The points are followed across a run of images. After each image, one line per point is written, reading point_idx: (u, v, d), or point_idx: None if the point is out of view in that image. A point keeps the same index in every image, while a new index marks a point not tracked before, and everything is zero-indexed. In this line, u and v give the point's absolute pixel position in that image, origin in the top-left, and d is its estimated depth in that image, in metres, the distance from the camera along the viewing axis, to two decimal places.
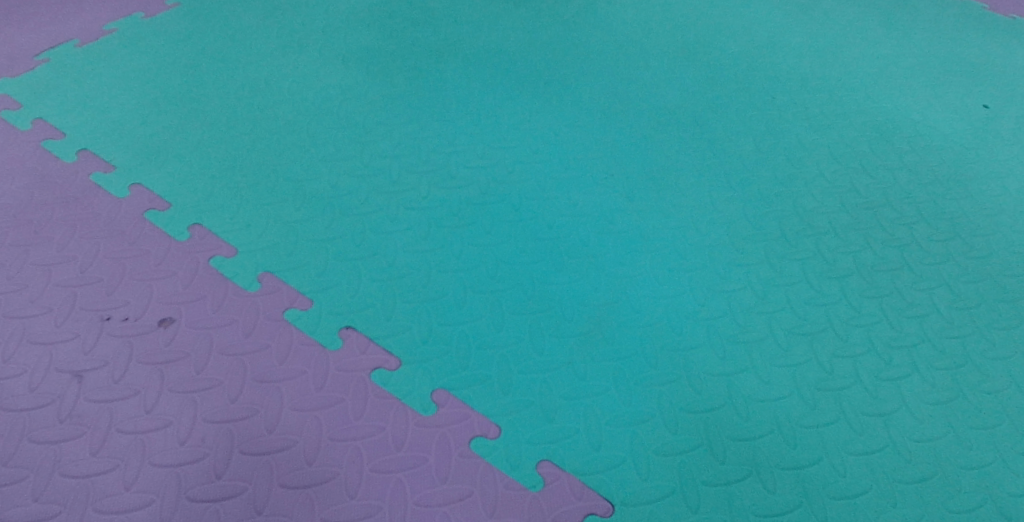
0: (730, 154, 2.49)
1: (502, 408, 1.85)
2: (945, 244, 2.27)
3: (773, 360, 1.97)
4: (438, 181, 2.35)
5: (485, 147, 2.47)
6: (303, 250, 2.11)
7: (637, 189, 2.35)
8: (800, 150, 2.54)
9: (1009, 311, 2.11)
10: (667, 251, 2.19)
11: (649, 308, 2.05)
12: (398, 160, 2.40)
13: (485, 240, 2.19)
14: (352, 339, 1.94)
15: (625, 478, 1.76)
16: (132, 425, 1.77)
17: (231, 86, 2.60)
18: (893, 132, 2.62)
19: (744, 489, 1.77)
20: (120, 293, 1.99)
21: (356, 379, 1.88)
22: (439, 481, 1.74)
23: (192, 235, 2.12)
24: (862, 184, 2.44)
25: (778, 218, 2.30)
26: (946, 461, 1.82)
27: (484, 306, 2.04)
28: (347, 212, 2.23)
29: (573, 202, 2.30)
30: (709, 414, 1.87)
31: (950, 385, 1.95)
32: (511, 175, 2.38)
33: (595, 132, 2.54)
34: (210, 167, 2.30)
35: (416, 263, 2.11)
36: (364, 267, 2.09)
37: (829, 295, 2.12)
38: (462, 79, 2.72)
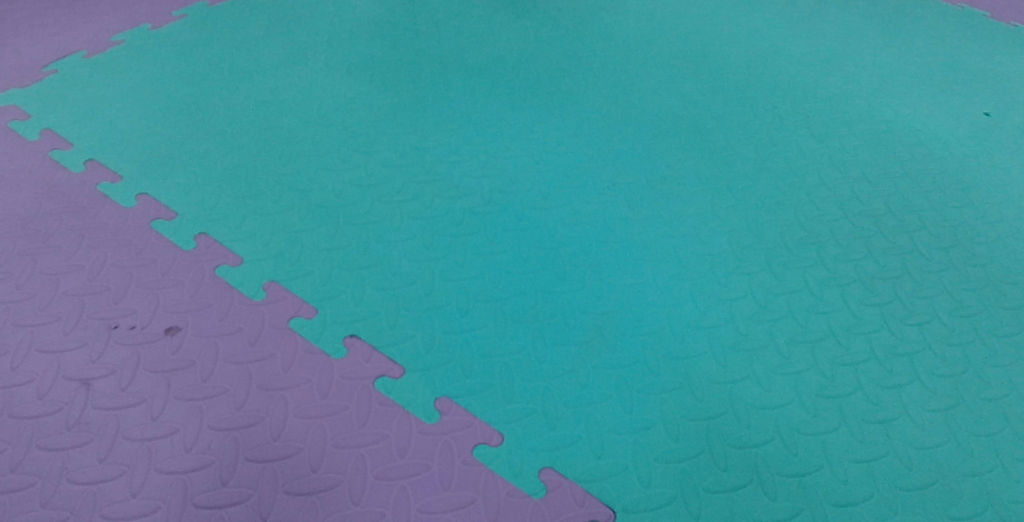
0: (728, 164, 3.32)
1: (579, 454, 2.40)
2: (949, 255, 3.04)
3: (772, 369, 2.64)
4: (514, 253, 2.91)
5: (541, 169, 3.23)
6: (371, 290, 2.73)
7: (677, 251, 2.96)
8: (791, 187, 3.26)
9: (1008, 317, 2.84)
10: (674, 262, 2.92)
11: (674, 330, 2.71)
12: (455, 188, 3.10)
13: (561, 273, 2.84)
14: (423, 430, 2.40)
15: (668, 492, 2.35)
16: (169, 470, 2.28)
17: (285, 113, 3.31)
18: (896, 140, 3.53)
19: (745, 496, 2.37)
20: (177, 340, 2.55)
21: (421, 468, 2.33)
22: (493, 519, 2.26)
23: (269, 293, 2.69)
24: (862, 193, 3.27)
25: (788, 277, 2.91)
26: (945, 467, 2.45)
27: (535, 330, 2.68)
28: (442, 284, 2.78)
29: (634, 233, 3.00)
30: (710, 422, 2.50)
31: (953, 393, 2.61)
32: (552, 203, 3.10)
33: (645, 159, 3.31)
34: (268, 211, 2.91)
35: (504, 324, 2.69)
36: (465, 332, 2.65)
37: (832, 303, 2.84)
38: (524, 102, 3.53)
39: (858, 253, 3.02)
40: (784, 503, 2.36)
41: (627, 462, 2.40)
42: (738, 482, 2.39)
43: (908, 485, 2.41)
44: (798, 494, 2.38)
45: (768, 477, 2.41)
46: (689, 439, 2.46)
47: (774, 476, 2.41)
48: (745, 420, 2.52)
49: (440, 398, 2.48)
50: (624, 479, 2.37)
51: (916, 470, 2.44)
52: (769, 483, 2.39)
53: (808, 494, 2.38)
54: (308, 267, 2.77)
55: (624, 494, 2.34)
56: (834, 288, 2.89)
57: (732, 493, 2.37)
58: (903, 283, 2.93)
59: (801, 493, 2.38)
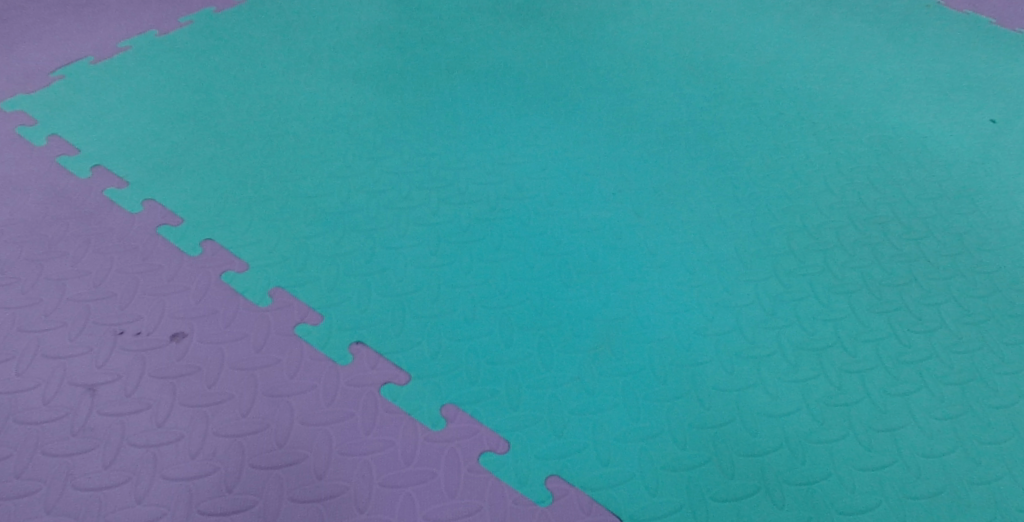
0: (750, 100, 2.39)
1: (497, 348, 1.70)
2: (940, 209, 2.12)
3: (782, 375, 1.74)
4: (440, 93, 2.31)
5: (480, 94, 2.32)
6: (275, 242, 1.83)
7: (648, 93, 2.38)
8: (832, 122, 2.34)
9: (1004, 301, 1.92)
10: (668, 228, 1.99)
11: (661, 322, 1.79)
12: (362, 115, 2.20)
13: (517, 231, 1.94)
14: (282, 297, 1.73)
15: (635, 494, 1.53)
16: (98, 478, 1.46)
17: (206, 30, 2.47)
18: (969, 66, 2.57)
19: (753, 505, 1.55)
20: (133, 306, 1.70)
21: (274, 336, 1.67)
22: (446, 496, 1.49)
23: (204, 251, 1.80)
24: (890, 132, 2.32)
25: (787, 118, 2.34)
26: (984, 503, 1.59)
27: (466, 301, 1.77)
28: (339, 126, 2.16)
29: (614, 186, 2.08)
30: (716, 428, 1.64)
31: (959, 398, 1.74)
32: (494, 136, 2.19)
33: (624, 87, 2.40)
34: (154, 132, 2.08)
35: (416, 165, 2.07)
36: (356, 179, 2.01)
37: (851, 283, 1.93)
38: (462, 20, 2.65)
39: (875, 97, 2.44)
40: (785, 420, 1.67)
41: (568, 355, 1.71)
42: (721, 399, 1.68)
43: (950, 415, 1.71)
44: (807, 419, 1.68)
45: (763, 380, 1.72)
46: (654, 323, 1.79)
47: (770, 375, 1.73)
48: (725, 275, 1.90)
49: None
50: (559, 399, 1.64)
51: (947, 352, 1.81)
52: (765, 386, 1.71)
53: (821, 417, 1.68)
54: (185, 170, 1.98)
55: (561, 408, 1.62)
56: (843, 131, 2.31)
57: (711, 393, 1.69)
58: (928, 126, 2.35)
59: (805, 396, 1.71)
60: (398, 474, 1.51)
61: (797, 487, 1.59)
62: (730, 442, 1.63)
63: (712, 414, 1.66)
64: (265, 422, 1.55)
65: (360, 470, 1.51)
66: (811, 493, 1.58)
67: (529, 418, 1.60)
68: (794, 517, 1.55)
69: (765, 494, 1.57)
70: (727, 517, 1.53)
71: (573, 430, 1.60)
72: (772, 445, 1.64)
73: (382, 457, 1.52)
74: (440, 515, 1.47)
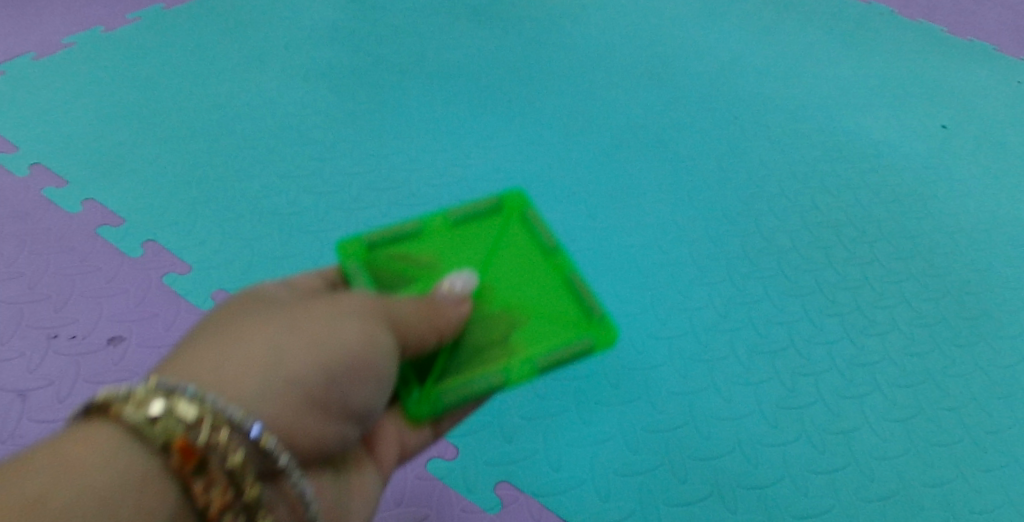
0: (705, 103, 2.38)
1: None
2: (892, 213, 2.14)
3: (736, 378, 1.73)
4: (394, 93, 2.27)
5: (434, 96, 2.29)
6: (221, 243, 1.79)
7: (605, 96, 2.37)
8: (785, 126, 2.34)
9: (952, 304, 1.95)
10: (622, 231, 1.98)
11: (614, 325, 1.78)
12: (312, 115, 2.16)
13: None
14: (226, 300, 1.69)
15: (586, 500, 1.52)
16: None
17: (150, 26, 2.40)
18: (919, 72, 2.60)
19: (706, 509, 1.54)
20: (69, 309, 1.65)
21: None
22: (393, 505, 1.48)
23: (145, 252, 1.75)
24: (844, 137, 2.33)
25: (742, 122, 2.34)
26: (935, 504, 1.61)
27: None
28: (290, 126, 2.12)
29: (568, 188, 2.07)
30: (669, 432, 1.63)
31: (911, 401, 1.75)
32: (448, 138, 2.16)
33: (579, 89, 2.38)
34: (96, 132, 2.01)
35: (368, 165, 2.04)
36: (306, 180, 1.98)
37: (804, 286, 1.93)
38: (417, 17, 2.59)
39: (830, 100, 2.44)
40: (738, 424, 1.66)
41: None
42: (675, 403, 1.67)
43: (902, 418, 1.72)
44: (761, 422, 1.67)
45: (717, 383, 1.71)
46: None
47: (723, 378, 1.72)
48: (679, 279, 1.90)
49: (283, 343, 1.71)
50: (510, 403, 1.64)
51: (899, 354, 1.83)
52: (719, 390, 1.71)
53: (775, 420, 1.68)
54: (125, 171, 1.92)
55: (511, 413, 1.62)
56: (798, 135, 2.32)
57: (664, 397, 1.68)
58: (882, 130, 2.37)
59: (759, 399, 1.70)
60: None
61: (751, 491, 1.58)
62: (685, 447, 1.61)
63: (666, 418, 1.65)
64: None
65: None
66: (764, 497, 1.58)
67: (479, 424, 1.60)
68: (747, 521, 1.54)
69: (720, 499, 1.56)
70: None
71: (524, 435, 1.59)
72: (726, 449, 1.63)
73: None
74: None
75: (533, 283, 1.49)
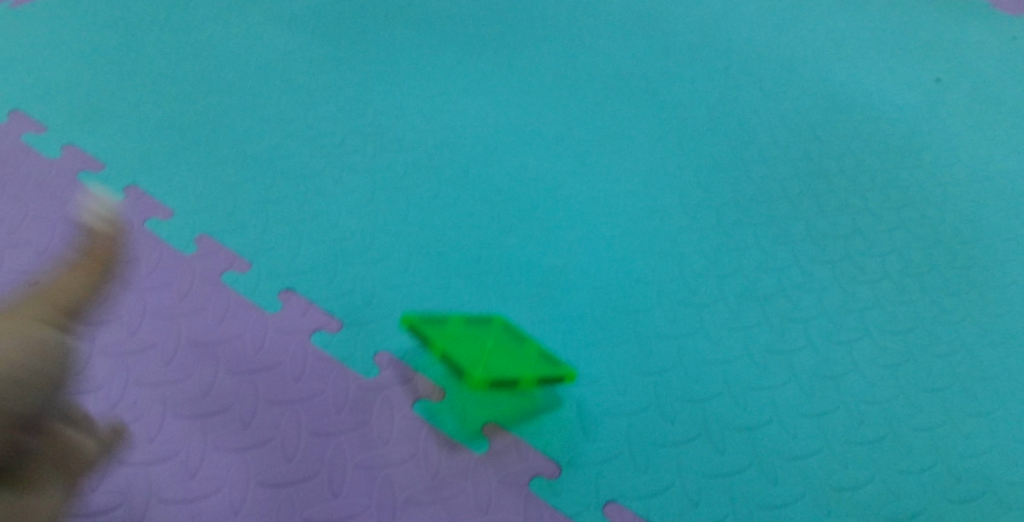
0: (698, 51, 2.35)
1: (436, 295, 1.72)
2: (884, 164, 2.12)
3: (723, 323, 1.75)
4: (382, 41, 2.23)
5: (422, 43, 2.25)
6: (211, 191, 1.82)
7: (596, 44, 2.33)
8: (778, 74, 2.32)
9: (944, 253, 1.94)
10: (610, 180, 1.98)
11: (600, 270, 1.81)
12: (298, 63, 2.13)
13: (459, 179, 1.94)
14: (209, 245, 1.73)
15: (574, 440, 1.56)
16: None
17: None
18: (917, 23, 2.56)
19: (693, 450, 1.58)
20: (50, 254, 1.68)
21: (199, 283, 1.68)
22: (380, 442, 1.51)
23: (126, 197, 1.78)
24: (837, 86, 2.31)
25: (734, 72, 2.30)
26: (923, 448, 1.63)
27: (405, 250, 1.79)
28: (275, 73, 2.10)
29: (557, 137, 2.06)
30: (656, 375, 1.66)
31: (901, 347, 1.76)
32: (435, 86, 2.14)
33: (571, 37, 2.34)
34: (76, 76, 2.00)
35: (352, 112, 2.04)
36: (291, 125, 1.99)
37: (793, 234, 1.93)
38: None
39: (822, 52, 2.41)
40: (726, 367, 1.69)
41: (507, 302, 1.73)
42: (661, 346, 1.71)
43: (891, 364, 1.73)
44: (749, 365, 1.70)
45: (705, 327, 1.74)
46: (594, 270, 1.81)
47: (712, 323, 1.75)
48: (667, 226, 1.91)
49: (280, 293, 1.68)
50: None
51: (890, 301, 1.84)
52: (707, 333, 1.73)
53: (763, 364, 1.70)
54: (109, 118, 1.92)
55: None
56: (790, 85, 2.29)
57: (650, 340, 1.71)
58: (875, 82, 2.33)
59: (747, 344, 1.73)
60: (328, 421, 1.53)
61: (739, 433, 1.61)
62: (672, 389, 1.65)
63: (653, 361, 1.68)
64: (188, 370, 1.56)
65: (289, 418, 1.53)
66: (751, 439, 1.61)
67: None
68: (734, 461, 1.58)
69: (706, 440, 1.60)
70: (669, 461, 1.56)
71: None
72: (711, 392, 1.66)
73: (311, 406, 1.55)
74: (374, 461, 1.49)
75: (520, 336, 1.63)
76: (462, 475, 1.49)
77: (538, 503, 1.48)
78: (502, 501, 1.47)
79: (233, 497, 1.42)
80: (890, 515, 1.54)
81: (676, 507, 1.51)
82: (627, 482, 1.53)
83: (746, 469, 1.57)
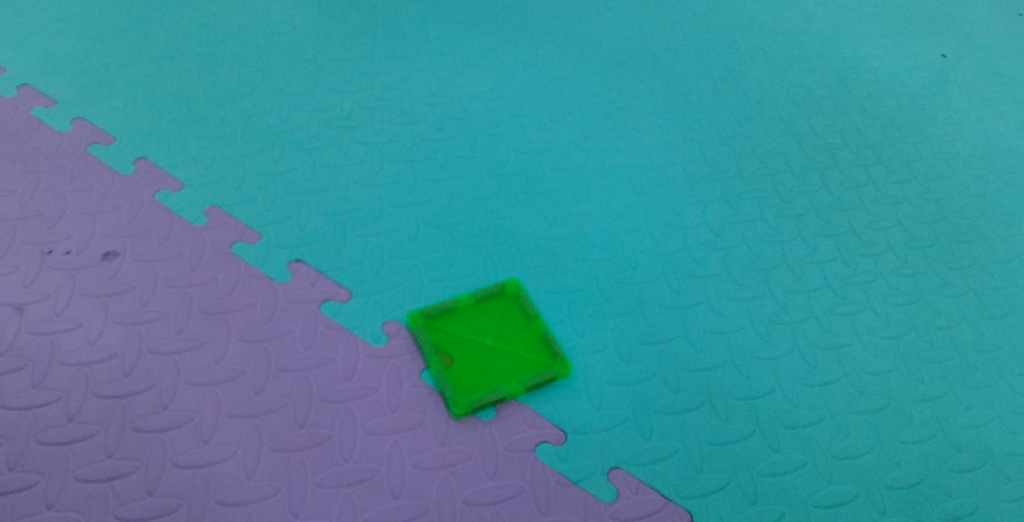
0: (702, 24, 2.35)
1: (441, 266, 1.74)
2: (889, 137, 2.13)
3: (727, 294, 1.77)
4: (386, 13, 2.23)
5: (427, 15, 2.24)
6: (220, 163, 1.84)
7: (601, 17, 2.32)
8: (783, 47, 2.31)
9: (947, 227, 1.95)
10: (615, 153, 1.99)
11: (606, 242, 1.82)
12: (304, 37, 2.14)
13: (465, 152, 1.95)
14: (218, 216, 1.75)
15: (580, 408, 1.59)
16: (26, 399, 1.50)
17: None
18: None
19: (697, 418, 1.61)
20: (63, 225, 1.71)
21: (210, 254, 1.70)
22: (389, 410, 1.55)
23: (137, 169, 1.80)
24: (842, 59, 2.31)
25: (739, 46, 2.30)
26: (923, 417, 1.65)
27: (412, 222, 1.80)
28: (280, 46, 2.11)
29: (562, 111, 2.06)
30: (661, 345, 1.69)
31: (903, 318, 1.78)
32: (440, 59, 2.14)
33: (575, 9, 2.33)
34: (83, 49, 2.01)
35: (359, 85, 2.05)
36: (298, 99, 2.00)
37: (798, 207, 1.94)
38: None
39: (828, 27, 2.39)
40: (730, 338, 1.71)
41: (512, 273, 1.75)
42: (665, 316, 1.73)
43: (893, 335, 1.75)
44: (752, 336, 1.72)
45: (709, 298, 1.76)
46: (600, 242, 1.82)
47: (716, 294, 1.77)
48: (671, 198, 1.92)
49: (291, 264, 1.70)
50: None
51: (892, 274, 1.85)
52: (711, 304, 1.75)
53: (767, 334, 1.72)
54: (117, 90, 1.94)
55: None
56: (796, 59, 2.29)
57: (655, 311, 1.73)
58: (880, 58, 2.32)
59: (751, 314, 1.75)
60: (338, 389, 1.56)
61: (742, 401, 1.64)
62: (675, 358, 1.67)
63: (658, 331, 1.70)
64: (200, 339, 1.59)
65: (299, 386, 1.56)
66: (754, 408, 1.63)
67: None
68: (737, 430, 1.60)
69: (710, 408, 1.62)
70: (672, 429, 1.59)
71: None
72: (715, 361, 1.68)
73: (322, 373, 1.58)
74: (383, 428, 1.53)
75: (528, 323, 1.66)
76: (471, 442, 1.53)
77: (544, 469, 1.52)
78: (510, 468, 1.51)
79: (246, 462, 1.48)
80: (889, 483, 1.58)
81: (680, 474, 1.54)
82: (632, 450, 1.56)
83: (749, 438, 1.60)
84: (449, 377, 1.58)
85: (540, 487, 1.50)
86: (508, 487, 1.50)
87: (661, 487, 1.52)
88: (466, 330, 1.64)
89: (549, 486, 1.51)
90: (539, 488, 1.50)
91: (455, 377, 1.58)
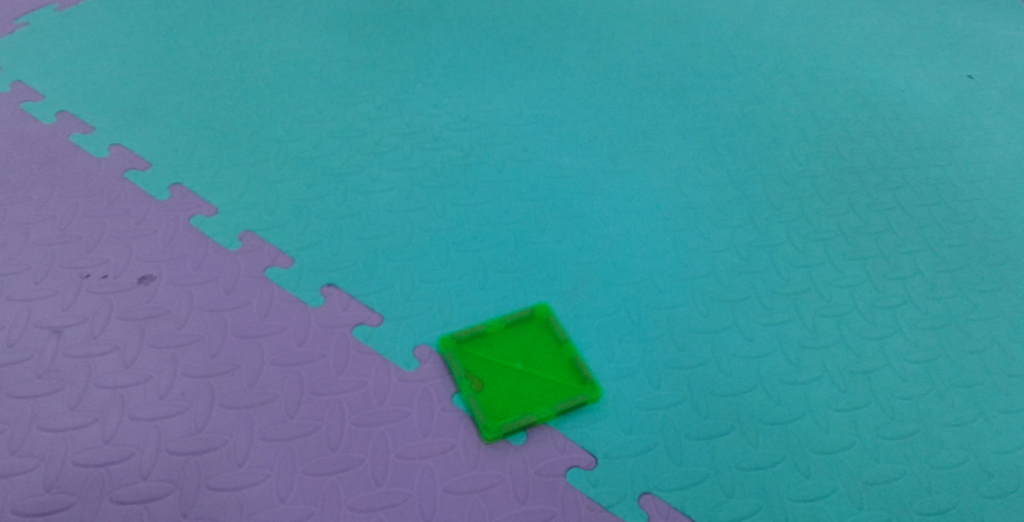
0: (728, 48, 2.36)
1: (470, 290, 1.75)
2: (915, 160, 2.12)
3: (756, 318, 1.77)
4: (414, 41, 2.26)
5: (454, 41, 2.28)
6: (253, 189, 1.86)
7: (626, 42, 2.34)
8: (809, 71, 2.32)
9: (974, 250, 1.94)
10: (640, 177, 2.00)
11: (633, 266, 1.83)
12: (334, 64, 2.18)
13: (492, 177, 1.97)
14: (252, 241, 1.78)
15: (609, 433, 1.59)
16: (64, 421, 1.52)
17: None
18: (949, 18, 2.54)
19: (727, 443, 1.60)
20: (101, 250, 1.74)
21: (244, 279, 1.72)
22: (420, 434, 1.56)
23: (172, 195, 1.83)
24: (868, 82, 2.31)
25: (765, 70, 2.31)
26: (955, 441, 1.64)
27: (440, 247, 1.82)
28: (311, 73, 2.15)
29: (589, 135, 2.08)
30: (691, 370, 1.68)
31: (934, 343, 1.77)
32: (467, 85, 2.17)
33: (601, 34, 2.36)
34: (119, 77, 2.06)
35: (389, 111, 2.08)
36: (329, 125, 2.03)
37: (826, 230, 1.94)
38: None
39: (853, 50, 2.40)
40: (760, 362, 1.70)
41: (541, 297, 1.76)
42: (694, 341, 1.72)
43: (923, 359, 1.74)
44: (782, 361, 1.71)
45: (738, 322, 1.76)
46: (628, 267, 1.83)
47: (745, 318, 1.77)
48: (699, 221, 1.93)
49: (325, 289, 1.72)
50: None
51: (921, 298, 1.84)
52: (740, 328, 1.75)
53: (796, 359, 1.71)
54: (152, 117, 1.98)
55: None
56: (822, 83, 2.29)
57: (685, 335, 1.73)
58: (906, 80, 2.32)
59: (781, 338, 1.74)
60: (369, 413, 1.58)
61: (771, 426, 1.63)
62: (705, 383, 1.67)
63: (687, 356, 1.70)
64: (234, 363, 1.61)
65: (331, 409, 1.57)
66: (784, 432, 1.62)
67: None
68: (767, 455, 1.59)
69: (740, 433, 1.61)
70: (702, 455, 1.58)
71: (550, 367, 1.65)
72: (746, 386, 1.67)
73: (354, 397, 1.59)
74: (414, 452, 1.54)
75: (557, 351, 1.67)
76: (501, 467, 1.53)
77: (574, 494, 1.51)
78: (540, 493, 1.51)
79: (279, 485, 1.48)
80: (920, 508, 1.56)
81: (709, 500, 1.53)
82: (662, 475, 1.55)
83: (779, 463, 1.59)
84: (481, 401, 1.59)
85: (570, 513, 1.50)
86: (539, 512, 1.50)
87: (691, 512, 1.52)
88: (497, 355, 1.65)
89: (580, 511, 1.50)
90: (570, 513, 1.50)
91: (487, 402, 1.59)
